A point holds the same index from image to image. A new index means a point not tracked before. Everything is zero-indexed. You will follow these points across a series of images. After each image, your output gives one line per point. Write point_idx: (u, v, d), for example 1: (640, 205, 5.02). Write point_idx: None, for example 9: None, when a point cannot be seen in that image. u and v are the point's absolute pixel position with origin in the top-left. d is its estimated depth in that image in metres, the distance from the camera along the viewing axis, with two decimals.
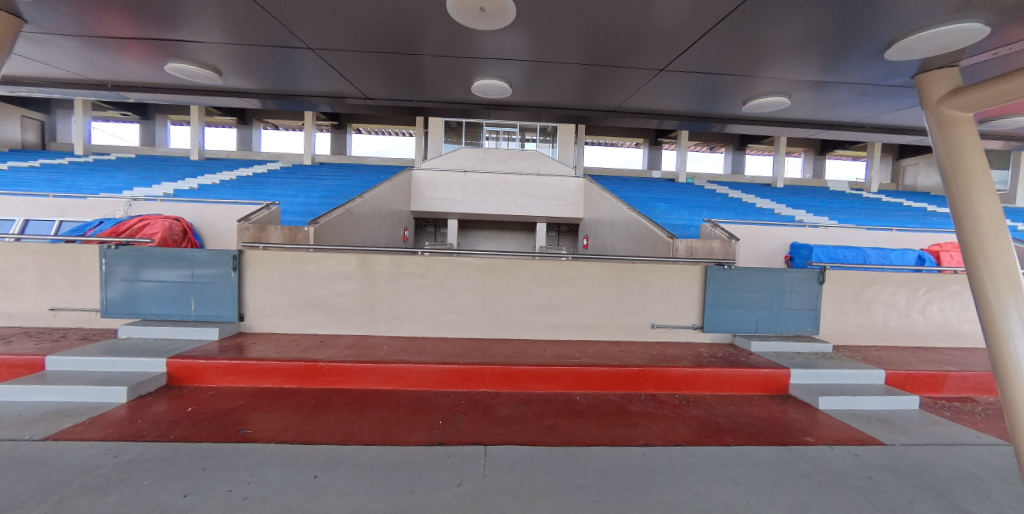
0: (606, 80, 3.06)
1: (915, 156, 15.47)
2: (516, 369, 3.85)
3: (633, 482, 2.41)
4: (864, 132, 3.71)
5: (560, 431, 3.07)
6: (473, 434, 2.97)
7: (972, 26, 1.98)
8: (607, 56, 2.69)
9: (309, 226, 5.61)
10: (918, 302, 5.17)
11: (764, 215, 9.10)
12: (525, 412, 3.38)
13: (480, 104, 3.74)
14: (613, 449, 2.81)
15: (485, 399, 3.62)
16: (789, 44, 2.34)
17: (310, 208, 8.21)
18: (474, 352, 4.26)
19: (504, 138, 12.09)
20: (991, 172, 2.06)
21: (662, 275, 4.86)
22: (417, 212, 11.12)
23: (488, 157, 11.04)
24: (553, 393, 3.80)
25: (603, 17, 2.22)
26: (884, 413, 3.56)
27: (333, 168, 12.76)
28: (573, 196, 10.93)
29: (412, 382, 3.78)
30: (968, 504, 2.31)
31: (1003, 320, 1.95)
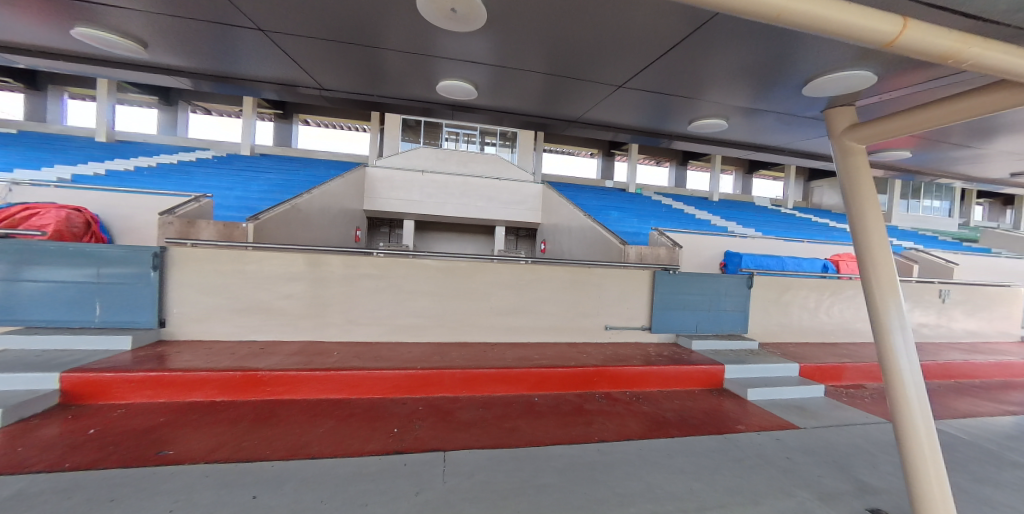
0: (568, 91, 3.19)
1: (822, 179, 17.91)
2: (476, 373, 3.83)
3: (591, 477, 2.52)
4: (785, 155, 4.23)
5: (520, 433, 3.10)
6: (433, 440, 2.90)
7: (868, 73, 2.36)
8: (571, 69, 2.81)
9: (247, 222, 5.20)
10: (825, 304, 5.98)
11: (703, 225, 9.99)
12: (485, 416, 3.37)
13: (443, 104, 3.68)
14: (572, 447, 2.91)
15: (445, 404, 3.55)
16: (729, 73, 2.61)
17: (248, 202, 7.45)
18: (432, 357, 4.16)
19: (463, 140, 11.96)
20: (878, 195, 2.46)
21: (616, 279, 5.11)
22: (371, 211, 10.61)
23: (448, 158, 10.86)
24: (512, 395, 3.84)
25: (569, 29, 2.31)
26: (802, 401, 4.06)
27: (275, 161, 11.78)
28: (531, 201, 11.07)
29: (367, 390, 3.60)
30: (863, 475, 2.73)
31: (885, 317, 2.33)
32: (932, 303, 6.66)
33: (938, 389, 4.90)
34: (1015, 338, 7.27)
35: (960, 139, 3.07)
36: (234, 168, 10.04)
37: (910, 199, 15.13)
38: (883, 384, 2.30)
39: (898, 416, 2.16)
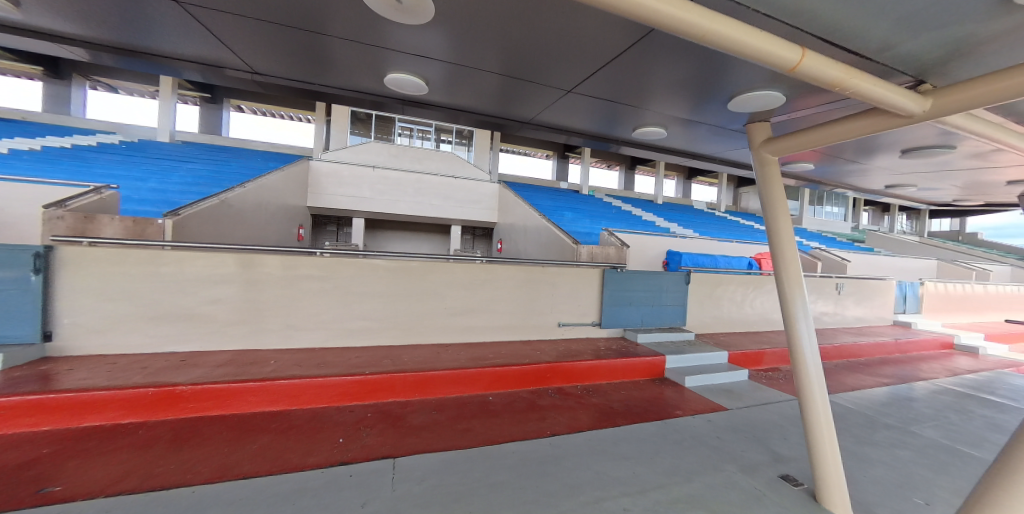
0: (522, 93, 3.24)
1: (748, 186, 19.93)
2: (429, 375, 3.73)
3: (544, 471, 2.59)
4: (716, 163, 4.67)
5: (474, 433, 3.09)
6: (382, 448, 2.78)
7: (778, 93, 2.70)
8: (526, 72, 2.86)
9: (166, 216, 4.71)
10: (749, 298, 6.71)
11: (648, 226, 10.68)
12: (438, 418, 3.30)
13: (394, 99, 3.54)
14: (525, 443, 2.97)
15: (395, 409, 3.42)
16: (666, 85, 2.84)
17: (167, 196, 6.51)
18: (382, 361, 3.98)
19: (417, 137, 10.86)
20: (787, 201, 2.83)
21: (569, 277, 5.28)
22: (315, 208, 9.49)
23: (401, 154, 10.29)
24: (467, 396, 3.81)
25: (521, 31, 2.35)
26: (731, 385, 4.53)
27: (197, 148, 10.49)
28: (487, 200, 10.68)
29: (309, 400, 3.35)
30: (776, 447, 3.13)
31: (793, 308, 2.69)
32: (830, 294, 7.78)
33: (835, 368, 5.75)
34: (890, 322, 8.74)
35: (849, 156, 3.62)
36: (149, 155, 8.78)
37: (813, 205, 17.42)
38: (792, 374, 2.63)
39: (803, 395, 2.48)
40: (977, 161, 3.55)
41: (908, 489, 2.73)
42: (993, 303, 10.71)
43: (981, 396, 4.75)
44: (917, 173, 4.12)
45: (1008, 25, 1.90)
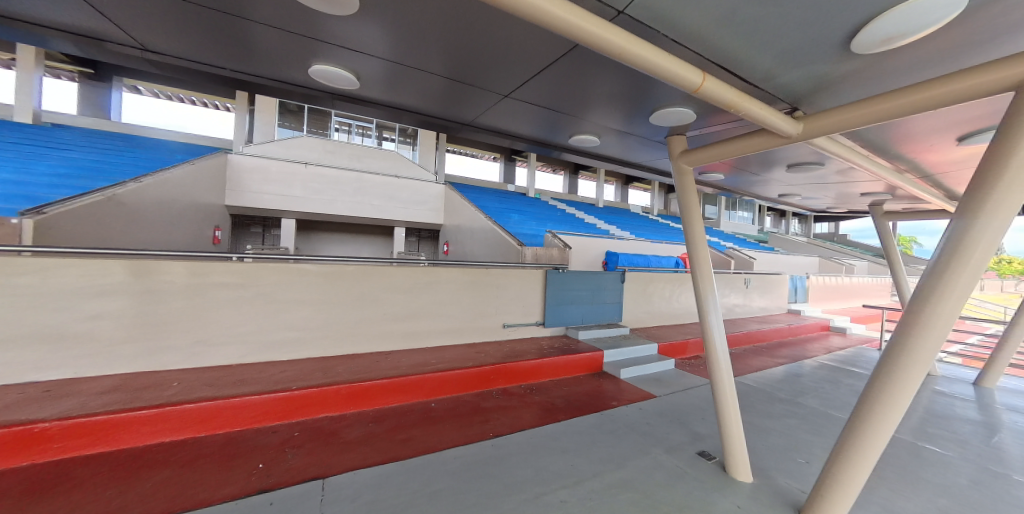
0: (462, 96, 3.24)
1: None
2: (366, 385, 3.55)
3: (485, 472, 2.62)
4: (645, 171, 5.06)
5: (414, 442, 3.01)
6: (311, 468, 2.61)
7: (689, 110, 3.04)
8: (467, 75, 2.87)
9: (23, 215, 3.97)
10: (675, 293, 7.37)
11: (588, 227, 11.20)
12: (376, 431, 3.17)
13: (325, 92, 3.32)
14: (468, 447, 2.96)
15: (328, 425, 3.22)
16: (595, 96, 3.03)
17: (30, 189, 5.40)
18: (313, 374, 3.70)
19: (357, 132, 10.35)
20: (700, 207, 3.22)
21: (514, 278, 5.36)
22: (233, 207, 8.19)
23: (338, 151, 9.17)
24: (408, 404, 3.70)
25: (456, 34, 2.37)
26: (660, 373, 4.94)
27: (76, 132, 8.81)
28: (433, 201, 10.19)
29: (222, 424, 3.03)
30: (697, 427, 3.48)
31: (705, 298, 3.04)
32: (739, 288, 8.83)
33: (744, 353, 6.56)
34: (785, 311, 10.18)
35: (749, 168, 4.18)
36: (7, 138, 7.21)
37: (729, 210, 19.57)
38: (705, 358, 2.99)
39: (717, 381, 2.83)
40: (840, 176, 4.31)
41: (794, 451, 3.22)
42: (856, 292, 13.04)
43: (849, 369, 5.75)
44: (800, 184, 4.87)
45: (851, 66, 2.37)
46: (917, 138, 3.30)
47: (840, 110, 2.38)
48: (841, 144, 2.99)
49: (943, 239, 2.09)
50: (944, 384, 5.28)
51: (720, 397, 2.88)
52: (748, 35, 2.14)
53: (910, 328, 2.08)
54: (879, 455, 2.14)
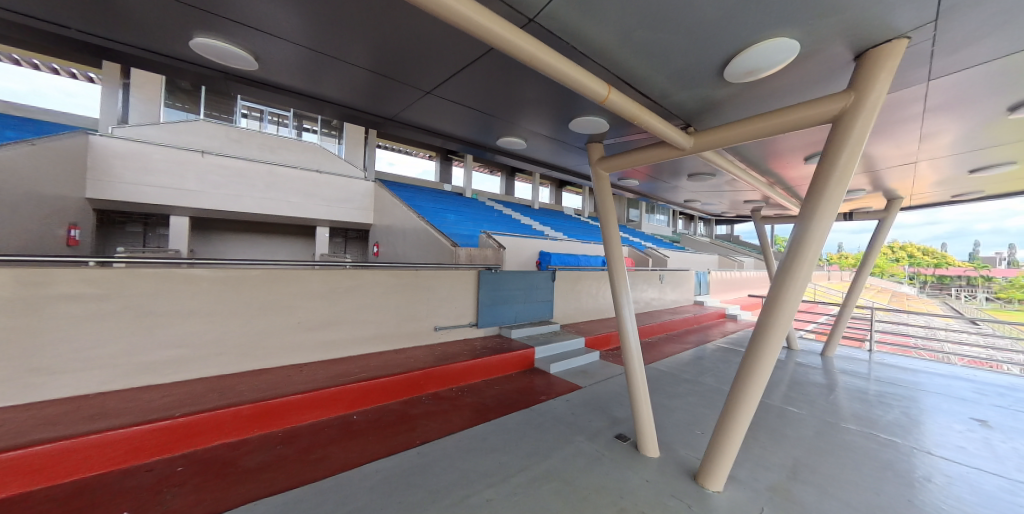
0: (380, 90, 3.10)
1: None
2: (274, 403, 3.26)
3: (408, 483, 2.57)
4: (571, 175, 5.31)
5: (329, 461, 2.84)
6: (198, 507, 2.33)
7: (602, 120, 3.27)
8: (383, 68, 2.76)
9: None
10: (602, 290, 7.86)
11: (522, 228, 11.44)
12: (285, 453, 2.93)
13: (214, 70, 2.93)
14: (390, 458, 2.87)
15: (225, 454, 2.90)
16: (518, 101, 3.11)
17: None
18: (206, 396, 3.29)
19: (270, 121, 8.97)
20: (616, 209, 3.51)
21: (445, 280, 5.28)
22: (100, 201, 6.89)
23: (246, 141, 8.08)
24: (325, 420, 3.48)
25: (366, 23, 2.26)
26: (585, 365, 5.25)
27: None
28: (360, 199, 9.58)
29: (69, 472, 2.55)
30: (615, 412, 3.76)
31: (620, 293, 3.33)
32: (655, 283, 9.73)
33: (659, 341, 7.25)
34: (693, 302, 11.45)
35: (660, 175, 4.62)
36: None
37: (649, 213, 21.39)
38: (620, 348, 3.30)
39: (630, 368, 3.13)
40: (730, 185, 4.98)
41: (694, 424, 3.64)
42: (745, 283, 15.22)
43: (739, 349, 6.68)
44: (699, 191, 5.53)
45: (727, 89, 2.77)
46: (782, 155, 3.94)
47: (719, 130, 2.80)
48: (725, 157, 3.49)
49: (790, 239, 2.60)
50: (804, 355, 6.40)
51: (633, 381, 3.19)
52: (644, 53, 2.39)
53: (771, 313, 2.57)
54: (752, 414, 2.62)
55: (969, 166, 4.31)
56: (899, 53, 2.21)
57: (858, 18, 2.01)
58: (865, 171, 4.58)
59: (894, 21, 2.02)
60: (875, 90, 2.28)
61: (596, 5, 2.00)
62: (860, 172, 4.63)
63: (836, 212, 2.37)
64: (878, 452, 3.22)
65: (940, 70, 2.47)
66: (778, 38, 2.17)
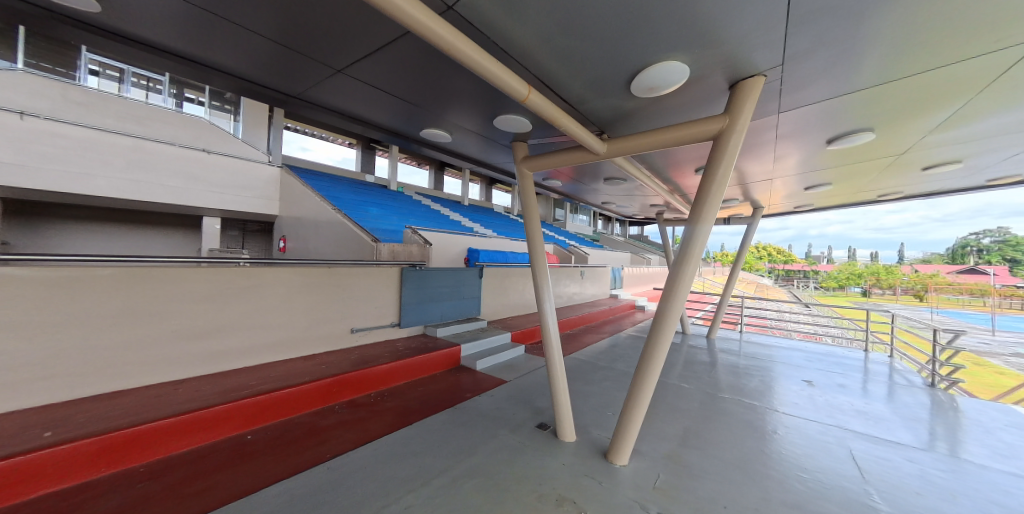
0: (280, 61, 2.78)
1: None
2: (133, 432, 2.77)
3: (317, 503, 2.39)
4: (499, 173, 5.35)
5: (213, 492, 2.51)
6: None
7: (525, 120, 3.38)
8: (283, 36, 2.47)
9: None
10: (528, 286, 8.10)
11: (451, 223, 11.23)
12: (148, 492, 2.52)
13: (40, 9, 2.31)
14: (296, 478, 2.64)
15: (58, 504, 2.39)
16: (441, 91, 3.05)
17: None
18: (31, 432, 2.67)
19: (136, 84, 6.93)
20: (539, 206, 3.63)
21: (363, 278, 4.97)
22: None
23: (100, 104, 6.29)
24: (210, 445, 3.07)
25: None
26: (510, 360, 5.37)
27: None
28: (262, 187, 8.22)
29: None
30: (538, 403, 3.93)
31: (542, 287, 3.47)
32: (576, 278, 10.35)
33: (579, 332, 7.74)
34: (610, 295, 12.46)
35: (580, 177, 4.92)
36: None
37: (572, 213, 22.57)
38: (541, 341, 3.46)
39: (551, 359, 3.29)
40: (639, 190, 5.51)
41: (607, 406, 3.98)
42: (651, 278, 17.03)
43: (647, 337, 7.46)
44: (613, 194, 6.02)
45: (633, 102, 3.08)
46: (680, 165, 4.49)
47: (630, 137, 3.10)
48: (634, 165, 3.85)
49: (682, 237, 3.01)
50: (694, 338, 7.42)
51: (552, 371, 3.37)
52: (561, 58, 2.54)
53: (667, 301, 2.96)
54: (651, 392, 2.96)
55: (806, 184, 5.40)
56: (758, 87, 2.70)
57: (731, 53, 2.40)
58: (740, 183, 5.45)
59: (756, 59, 2.46)
60: (743, 115, 2.73)
61: (516, 5, 2.08)
62: (736, 184, 5.50)
63: (714, 217, 2.81)
64: (744, 414, 3.87)
65: (789, 107, 3.07)
66: (673, 60, 2.50)
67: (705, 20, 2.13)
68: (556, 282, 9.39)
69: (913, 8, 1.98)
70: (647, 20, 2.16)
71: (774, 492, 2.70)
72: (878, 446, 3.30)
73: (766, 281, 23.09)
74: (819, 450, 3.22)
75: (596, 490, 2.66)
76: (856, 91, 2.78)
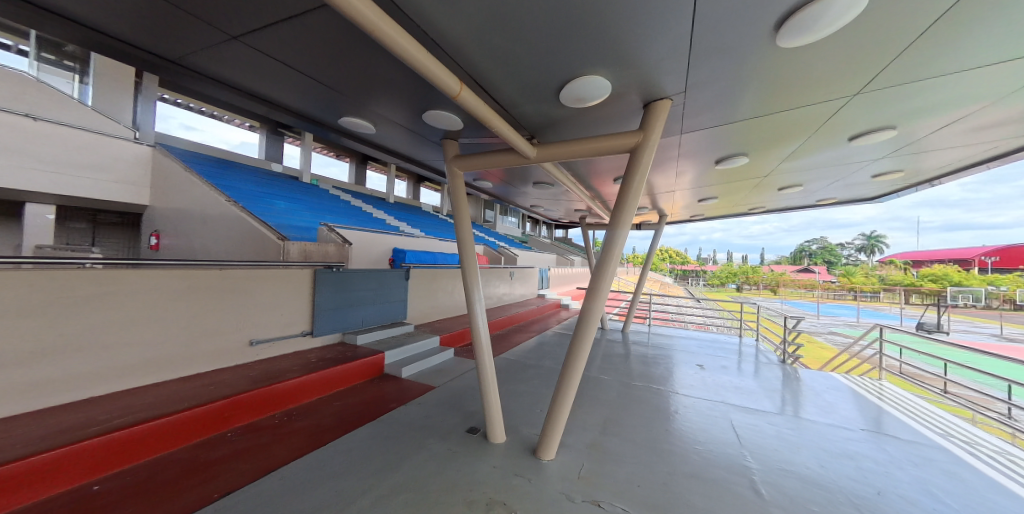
0: (155, 18, 2.29)
1: None
2: None
3: None
4: (428, 170, 5.13)
5: None
6: None
7: (455, 118, 3.30)
8: None
9: None
10: (457, 287, 7.92)
11: (375, 221, 10.34)
12: None
13: None
14: None
15: None
16: (362, 77, 2.81)
17: None
18: None
19: None
20: (469, 207, 3.58)
21: (265, 282, 4.32)
22: None
23: None
24: (38, 504, 2.37)
25: None
26: (439, 364, 5.18)
27: None
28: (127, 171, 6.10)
29: None
30: (469, 407, 3.87)
31: (473, 289, 3.44)
32: (505, 279, 10.44)
33: (508, 332, 7.83)
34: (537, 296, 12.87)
35: (510, 179, 5.01)
36: None
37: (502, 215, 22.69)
38: (471, 342, 3.42)
39: (481, 361, 3.27)
40: (565, 194, 5.80)
41: (536, 403, 4.10)
42: (573, 279, 18.05)
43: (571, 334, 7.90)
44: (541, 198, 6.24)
45: (561, 111, 3.24)
46: (601, 174, 4.86)
47: (558, 144, 3.26)
48: (561, 171, 4.05)
49: (604, 240, 3.27)
50: (612, 333, 8.11)
51: (482, 373, 3.35)
52: (494, 58, 2.56)
53: (592, 301, 3.18)
54: (576, 386, 3.13)
55: (698, 197, 6.31)
56: (665, 109, 3.06)
57: (644, 75, 2.69)
58: (651, 193, 6.12)
59: (665, 83, 2.79)
60: (654, 133, 3.06)
61: None
62: (647, 194, 6.17)
63: (629, 223, 3.10)
64: (654, 399, 4.36)
65: (688, 129, 3.55)
66: (596, 75, 2.70)
67: (624, 42, 2.35)
68: (485, 283, 9.35)
69: (775, 58, 2.46)
70: (574, 34, 2.29)
71: (677, 465, 3.10)
72: (749, 415, 4.03)
73: (667, 278, 26.37)
74: (709, 423, 3.81)
75: (525, 488, 2.72)
76: (737, 121, 3.34)
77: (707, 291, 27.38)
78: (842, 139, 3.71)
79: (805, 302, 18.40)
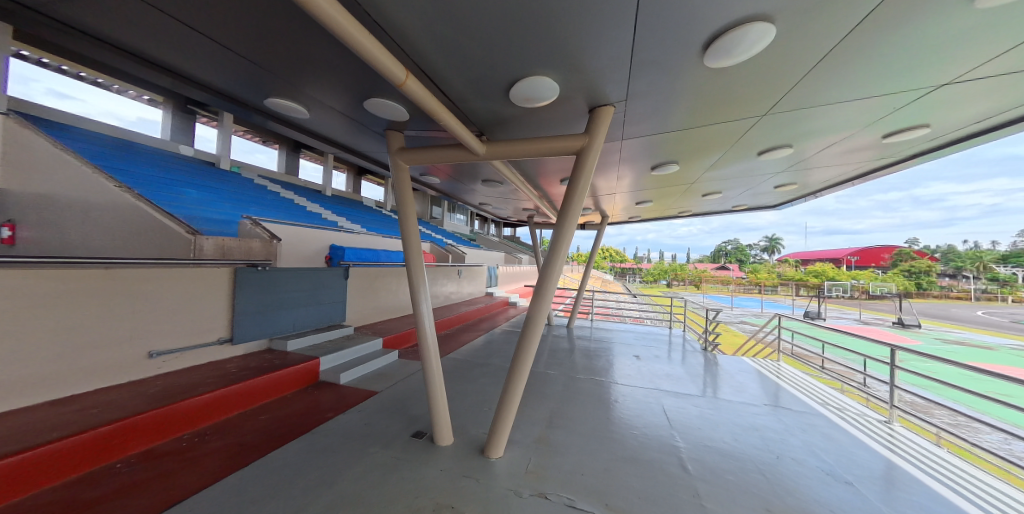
0: None
1: None
2: None
3: None
4: (370, 162, 4.81)
5: None
6: None
7: (399, 109, 3.14)
8: None
9: None
10: (401, 286, 7.57)
11: (308, 215, 9.47)
12: None
13: None
14: None
15: None
16: (292, 56, 2.54)
17: None
18: None
19: None
20: (415, 202, 3.44)
21: (170, 283, 3.75)
22: None
23: None
24: None
25: None
26: (382, 368, 4.90)
27: None
28: None
29: None
30: (414, 410, 3.72)
31: (420, 289, 3.30)
32: (452, 277, 10.22)
33: (455, 331, 7.68)
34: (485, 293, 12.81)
35: (457, 176, 4.91)
36: None
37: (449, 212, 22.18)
38: (417, 344, 3.30)
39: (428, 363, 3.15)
40: (512, 193, 5.83)
41: (485, 402, 4.08)
42: (520, 276, 18.25)
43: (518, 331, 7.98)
44: (489, 196, 6.19)
45: (510, 109, 3.24)
46: (548, 174, 4.96)
47: (507, 143, 3.25)
48: (510, 170, 4.05)
49: (550, 239, 3.34)
50: (558, 328, 8.37)
51: (429, 376, 3.23)
52: (441, 50, 2.47)
53: (540, 298, 3.23)
54: (524, 383, 3.17)
55: (636, 200, 6.74)
56: (608, 115, 3.20)
57: (589, 81, 2.79)
58: (594, 195, 6.40)
59: (607, 90, 2.92)
60: (598, 137, 3.19)
61: None
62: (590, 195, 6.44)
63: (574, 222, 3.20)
64: (597, 390, 4.58)
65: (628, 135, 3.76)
66: (544, 76, 2.74)
67: (570, 47, 2.41)
68: (432, 281, 9.07)
69: (702, 75, 2.70)
70: (523, 34, 2.30)
71: (617, 452, 3.28)
72: (679, 400, 4.42)
73: (606, 276, 27.97)
74: (644, 409, 4.11)
75: (473, 490, 2.69)
76: (671, 130, 3.61)
77: (641, 287, 29.57)
78: (754, 152, 4.20)
79: (724, 296, 20.69)
